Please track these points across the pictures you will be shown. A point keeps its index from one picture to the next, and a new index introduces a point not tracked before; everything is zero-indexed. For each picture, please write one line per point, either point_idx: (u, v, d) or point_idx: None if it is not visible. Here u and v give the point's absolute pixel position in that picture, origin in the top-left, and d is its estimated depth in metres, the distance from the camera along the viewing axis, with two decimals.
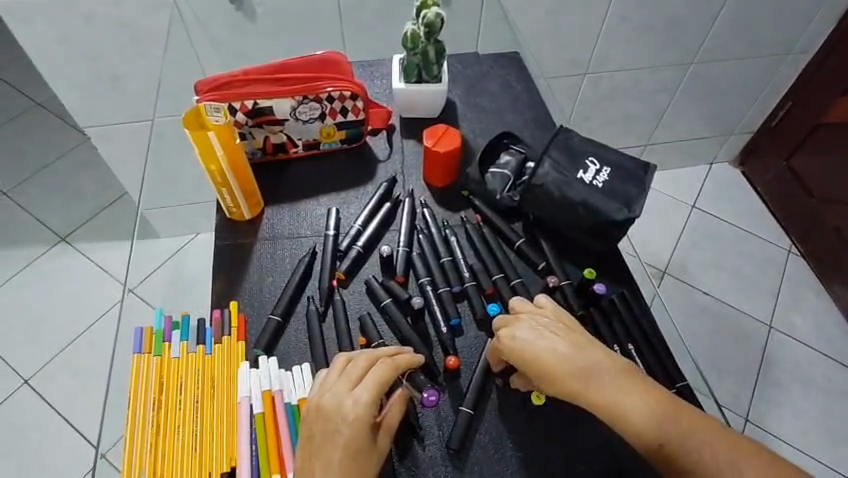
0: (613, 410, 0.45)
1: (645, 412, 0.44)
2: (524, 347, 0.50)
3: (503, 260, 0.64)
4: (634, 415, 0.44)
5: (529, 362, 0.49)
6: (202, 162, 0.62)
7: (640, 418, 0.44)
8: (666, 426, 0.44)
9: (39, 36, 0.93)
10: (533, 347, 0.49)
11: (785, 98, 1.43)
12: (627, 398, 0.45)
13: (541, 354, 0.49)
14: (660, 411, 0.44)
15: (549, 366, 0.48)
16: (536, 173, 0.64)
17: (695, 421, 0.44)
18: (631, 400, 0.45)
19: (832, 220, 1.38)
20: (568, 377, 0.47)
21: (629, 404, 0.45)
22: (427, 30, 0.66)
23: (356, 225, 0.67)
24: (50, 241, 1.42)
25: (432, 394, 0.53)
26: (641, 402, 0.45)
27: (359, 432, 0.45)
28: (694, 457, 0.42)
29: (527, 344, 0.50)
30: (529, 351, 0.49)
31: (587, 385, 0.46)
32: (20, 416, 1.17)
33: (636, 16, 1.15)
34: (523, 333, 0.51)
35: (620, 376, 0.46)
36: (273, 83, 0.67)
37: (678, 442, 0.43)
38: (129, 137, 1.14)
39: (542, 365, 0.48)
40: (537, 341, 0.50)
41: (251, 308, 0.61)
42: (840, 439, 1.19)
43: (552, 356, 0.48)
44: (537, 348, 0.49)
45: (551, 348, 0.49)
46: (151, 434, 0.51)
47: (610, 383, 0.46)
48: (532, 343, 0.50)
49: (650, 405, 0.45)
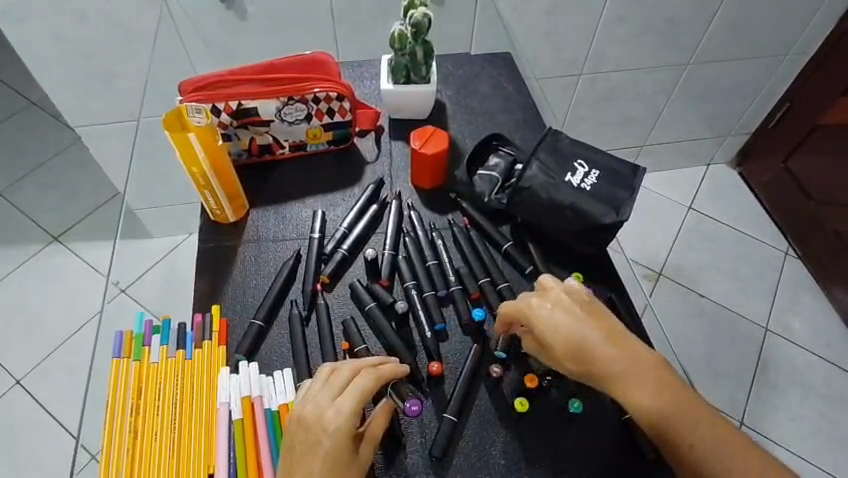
0: (640, 401, 0.44)
1: (673, 409, 0.44)
2: (556, 323, 0.48)
3: (490, 263, 0.63)
4: (661, 411, 0.44)
5: (558, 339, 0.48)
6: (183, 164, 0.61)
7: (667, 415, 0.44)
8: (691, 427, 0.43)
9: (31, 35, 0.92)
10: (565, 324, 0.48)
11: (783, 99, 1.42)
12: (656, 391, 0.44)
13: (574, 334, 0.47)
14: (687, 412, 0.44)
15: (580, 346, 0.47)
16: (524, 175, 0.62)
17: (716, 421, 0.44)
18: (646, 391, 0.44)
19: (831, 224, 1.36)
20: (596, 361, 0.46)
21: (658, 399, 0.44)
22: (414, 30, 0.66)
23: (342, 227, 0.66)
24: (43, 240, 1.42)
25: (415, 404, 0.53)
26: (672, 400, 0.44)
27: (341, 443, 0.45)
28: (716, 462, 0.42)
29: (559, 322, 0.48)
30: (559, 329, 0.48)
31: (603, 367, 0.46)
32: (11, 416, 1.17)
33: (634, 16, 1.13)
34: (556, 308, 0.49)
35: (651, 368, 0.45)
36: (259, 83, 0.66)
37: (701, 444, 0.43)
38: (121, 137, 1.13)
39: (560, 341, 0.48)
40: (569, 320, 0.48)
41: (233, 312, 0.60)
42: (838, 444, 1.18)
43: (585, 338, 0.47)
44: (569, 327, 0.48)
45: (573, 327, 0.47)
46: (129, 442, 0.50)
47: (641, 374, 0.45)
48: (565, 320, 0.48)
49: (678, 404, 0.44)
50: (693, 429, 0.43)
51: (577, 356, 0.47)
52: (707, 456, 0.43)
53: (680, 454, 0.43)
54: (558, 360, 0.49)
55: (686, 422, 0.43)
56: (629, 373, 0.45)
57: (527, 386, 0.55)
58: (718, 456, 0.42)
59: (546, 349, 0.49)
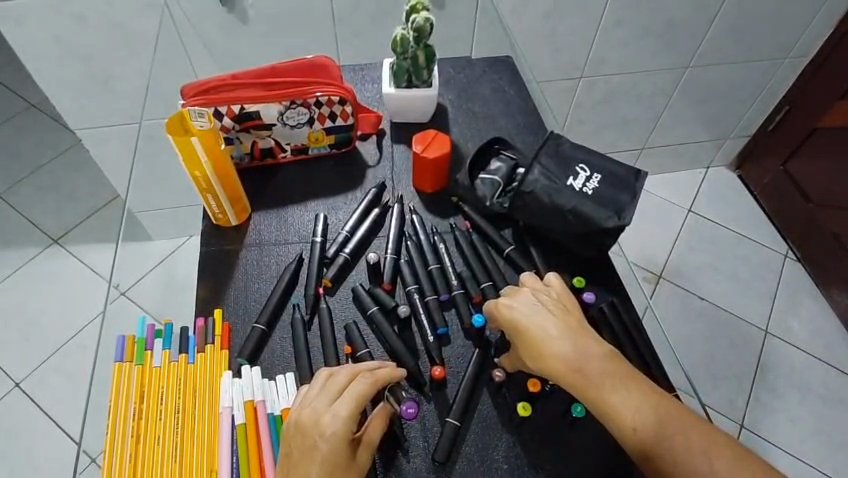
0: (595, 395, 0.46)
1: (627, 405, 0.45)
2: (518, 319, 0.51)
3: (492, 266, 0.63)
4: (614, 406, 0.45)
5: (520, 336, 0.50)
6: (185, 168, 0.61)
7: (620, 409, 0.45)
8: (644, 422, 0.44)
9: (30, 39, 0.92)
10: (525, 319, 0.50)
11: (783, 102, 1.42)
12: (611, 383, 0.46)
13: (535, 329, 0.49)
14: (639, 408, 0.44)
15: (540, 342, 0.49)
16: (526, 179, 0.62)
17: (671, 411, 0.44)
18: (601, 382, 0.46)
19: (831, 227, 1.36)
20: (555, 355, 0.48)
21: (610, 388, 0.46)
22: (416, 34, 0.66)
23: (344, 231, 0.66)
24: (42, 242, 1.42)
25: (411, 406, 0.51)
26: (624, 391, 0.45)
27: (339, 447, 0.45)
28: (664, 450, 0.43)
29: (523, 318, 0.51)
30: (524, 325, 0.50)
31: (560, 360, 0.48)
32: (10, 419, 1.17)
33: (633, 19, 1.14)
34: (522, 307, 0.52)
35: (607, 363, 0.47)
36: (260, 87, 0.66)
37: (655, 440, 0.43)
38: (121, 140, 1.13)
39: (524, 337, 0.50)
40: (533, 317, 0.50)
41: (235, 315, 0.60)
42: (838, 447, 1.18)
43: (546, 333, 0.49)
44: (534, 322, 0.50)
45: (537, 323, 0.50)
46: (131, 448, 0.50)
47: (599, 369, 0.47)
48: (525, 318, 0.50)
49: (632, 399, 0.45)
50: (645, 425, 0.44)
51: (537, 350, 0.49)
52: (658, 450, 0.43)
53: (634, 450, 0.44)
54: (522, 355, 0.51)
55: (636, 411, 0.44)
56: (586, 369, 0.47)
57: (531, 390, 0.55)
58: (666, 444, 0.43)
59: (514, 345, 0.52)
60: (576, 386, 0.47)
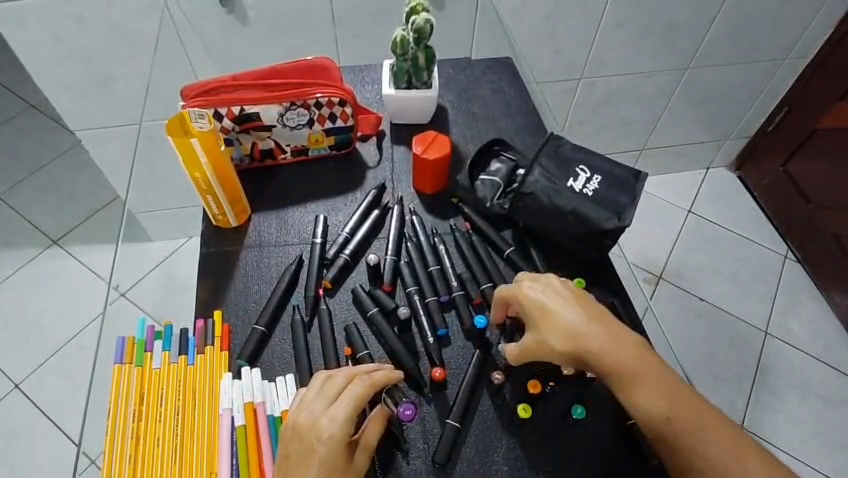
0: (629, 386, 0.47)
1: (662, 398, 0.46)
2: (548, 303, 0.51)
3: (491, 268, 0.63)
4: (650, 399, 0.46)
5: (549, 320, 0.50)
6: (185, 169, 0.61)
7: (654, 403, 0.46)
8: (679, 416, 0.46)
9: (30, 40, 0.92)
10: (556, 304, 0.51)
11: (782, 102, 1.42)
12: (645, 377, 0.47)
13: (567, 316, 0.50)
14: (675, 403, 0.46)
15: (573, 327, 0.50)
16: (526, 180, 0.62)
17: (701, 409, 0.46)
18: (636, 374, 0.47)
19: (831, 227, 1.36)
20: (588, 343, 0.49)
21: (644, 381, 0.47)
22: (415, 35, 0.66)
23: (344, 232, 0.66)
24: (41, 244, 1.42)
25: (408, 408, 0.52)
26: (658, 385, 0.47)
27: (336, 450, 0.45)
28: (695, 445, 0.45)
29: (553, 306, 0.51)
30: (554, 311, 0.51)
31: (594, 349, 0.48)
32: (10, 420, 1.17)
33: (633, 20, 1.14)
34: (550, 294, 0.52)
35: (640, 357, 0.48)
36: (260, 89, 0.66)
37: (685, 435, 0.45)
38: (121, 141, 1.13)
39: (554, 323, 0.50)
40: (563, 304, 0.51)
41: (235, 317, 0.60)
42: (838, 448, 1.18)
43: (578, 321, 0.50)
44: (565, 310, 0.51)
45: (568, 312, 0.50)
46: (131, 449, 0.50)
47: (633, 362, 0.48)
48: (555, 302, 0.51)
49: (666, 393, 0.46)
50: (680, 419, 0.46)
51: (569, 337, 0.49)
52: (690, 443, 0.45)
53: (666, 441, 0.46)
54: (546, 341, 0.50)
55: (671, 406, 0.46)
56: (621, 360, 0.48)
57: (531, 392, 0.55)
58: (698, 440, 0.45)
59: (533, 331, 0.52)
60: (612, 373, 0.48)
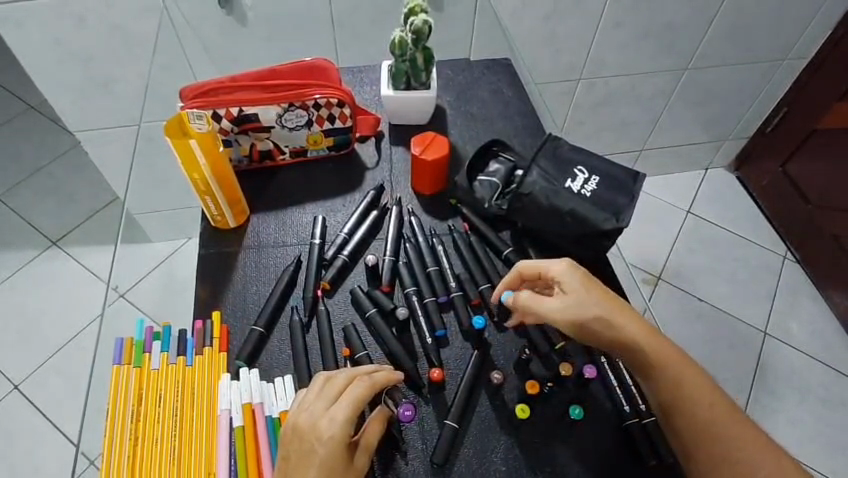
0: (661, 370, 0.49)
1: (701, 384, 0.49)
2: (589, 276, 0.53)
3: (489, 268, 0.63)
4: (689, 381, 0.48)
5: (589, 295, 0.52)
6: (184, 170, 0.61)
7: (686, 389, 0.48)
8: (714, 406, 0.48)
9: (29, 42, 0.92)
10: (595, 280, 0.53)
11: (781, 103, 1.42)
12: (678, 366, 0.49)
13: (604, 295, 0.52)
14: (712, 392, 0.48)
15: (615, 301, 0.52)
16: (524, 181, 0.62)
17: (730, 406, 0.48)
18: (669, 361, 0.49)
19: (830, 228, 1.36)
20: (626, 324, 0.50)
21: (677, 368, 0.49)
22: (414, 36, 0.66)
23: (343, 233, 0.66)
24: (41, 245, 1.42)
25: (408, 408, 0.53)
26: (690, 375, 0.49)
27: (336, 451, 0.44)
28: (722, 435, 0.46)
29: (590, 285, 0.53)
30: (593, 290, 0.52)
31: (629, 330, 0.50)
32: (10, 421, 1.17)
33: (631, 21, 1.14)
34: (586, 274, 0.54)
35: (673, 348, 0.50)
36: (258, 90, 0.66)
37: (713, 425, 0.47)
38: (121, 143, 1.13)
39: (592, 299, 0.51)
40: (600, 286, 0.53)
41: (233, 318, 0.60)
42: (837, 448, 1.18)
43: (614, 302, 0.52)
44: (601, 291, 0.52)
45: (604, 293, 0.52)
46: (129, 450, 0.50)
47: (667, 350, 0.50)
48: (592, 281, 0.53)
49: (697, 383, 0.48)
50: (718, 408, 0.47)
51: (607, 314, 0.51)
52: (723, 433, 0.46)
53: (693, 428, 0.47)
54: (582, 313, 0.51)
55: (701, 396, 0.48)
56: (656, 346, 0.50)
57: (529, 393, 0.55)
58: (725, 431, 0.46)
59: (567, 303, 0.52)
60: (653, 352, 0.49)
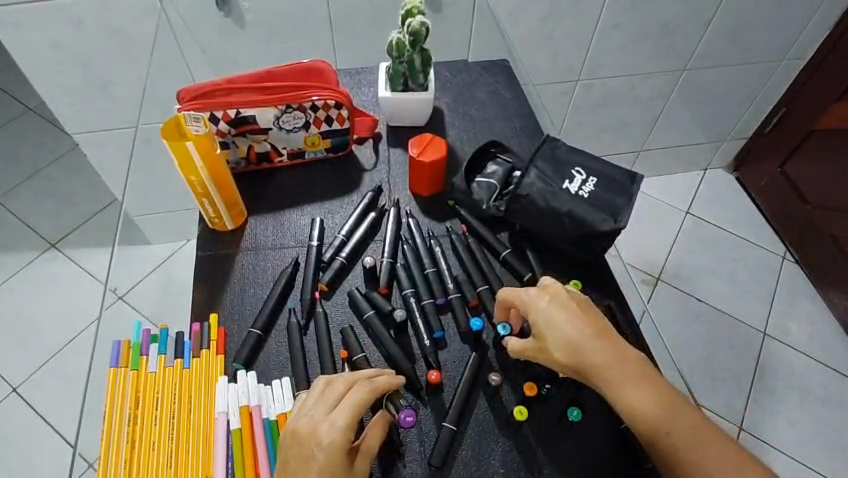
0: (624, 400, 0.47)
1: (665, 409, 0.46)
2: (557, 308, 0.51)
3: (487, 269, 0.63)
4: (653, 408, 0.46)
5: (556, 333, 0.51)
6: (181, 173, 0.61)
7: (652, 416, 0.46)
8: (682, 430, 0.46)
9: (28, 45, 0.92)
10: (567, 310, 0.51)
11: (779, 104, 1.42)
12: (643, 392, 0.47)
13: (569, 333, 0.50)
14: (679, 414, 0.46)
15: (581, 333, 0.50)
16: (522, 183, 0.62)
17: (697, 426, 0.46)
18: (635, 391, 0.47)
19: (828, 228, 1.36)
20: (588, 359, 0.49)
21: (645, 396, 0.47)
22: (412, 38, 0.66)
23: (341, 235, 0.66)
24: (40, 247, 1.42)
25: (409, 414, 0.52)
26: (659, 400, 0.47)
27: (335, 456, 0.44)
28: (691, 461, 0.45)
29: (557, 321, 0.51)
30: (558, 328, 0.51)
31: (595, 365, 0.49)
32: (9, 424, 1.17)
33: (629, 22, 1.14)
34: (554, 309, 0.52)
35: (639, 374, 0.48)
36: (255, 91, 0.66)
37: (681, 452, 0.45)
38: (120, 145, 1.13)
39: (556, 338, 0.50)
40: (568, 321, 0.51)
41: (232, 320, 0.60)
42: (837, 449, 1.18)
43: (578, 337, 0.50)
44: (566, 328, 0.50)
45: (571, 331, 0.50)
46: (126, 453, 0.50)
47: (630, 376, 0.48)
48: (561, 315, 0.51)
49: (665, 409, 0.46)
50: (682, 432, 0.46)
51: (570, 352, 0.50)
52: (689, 459, 0.45)
53: (664, 456, 0.45)
54: (549, 353, 0.51)
55: (669, 422, 0.46)
56: (621, 377, 0.48)
57: (527, 394, 0.55)
58: (694, 457, 0.45)
59: (535, 341, 0.52)
60: (618, 378, 0.48)
